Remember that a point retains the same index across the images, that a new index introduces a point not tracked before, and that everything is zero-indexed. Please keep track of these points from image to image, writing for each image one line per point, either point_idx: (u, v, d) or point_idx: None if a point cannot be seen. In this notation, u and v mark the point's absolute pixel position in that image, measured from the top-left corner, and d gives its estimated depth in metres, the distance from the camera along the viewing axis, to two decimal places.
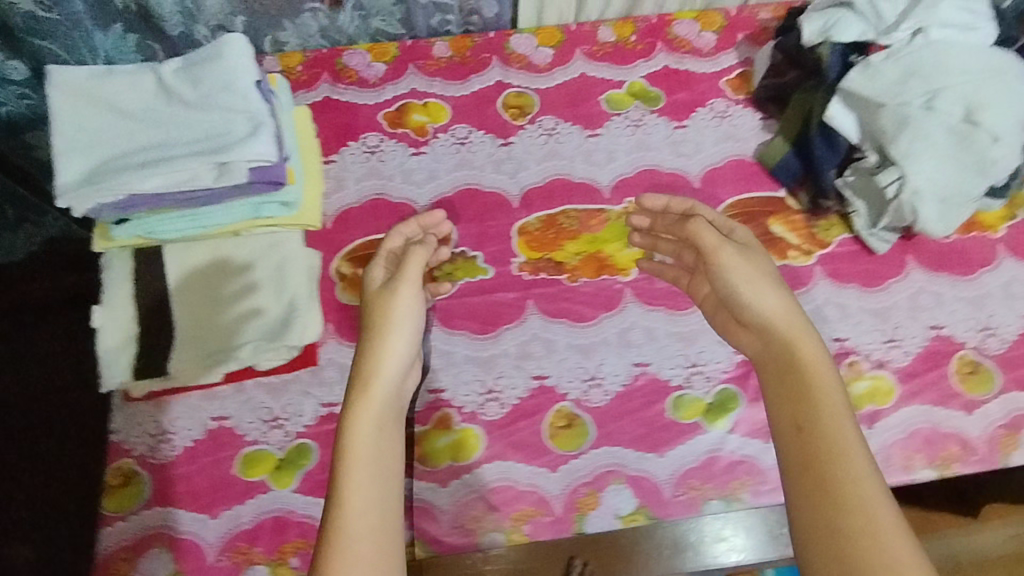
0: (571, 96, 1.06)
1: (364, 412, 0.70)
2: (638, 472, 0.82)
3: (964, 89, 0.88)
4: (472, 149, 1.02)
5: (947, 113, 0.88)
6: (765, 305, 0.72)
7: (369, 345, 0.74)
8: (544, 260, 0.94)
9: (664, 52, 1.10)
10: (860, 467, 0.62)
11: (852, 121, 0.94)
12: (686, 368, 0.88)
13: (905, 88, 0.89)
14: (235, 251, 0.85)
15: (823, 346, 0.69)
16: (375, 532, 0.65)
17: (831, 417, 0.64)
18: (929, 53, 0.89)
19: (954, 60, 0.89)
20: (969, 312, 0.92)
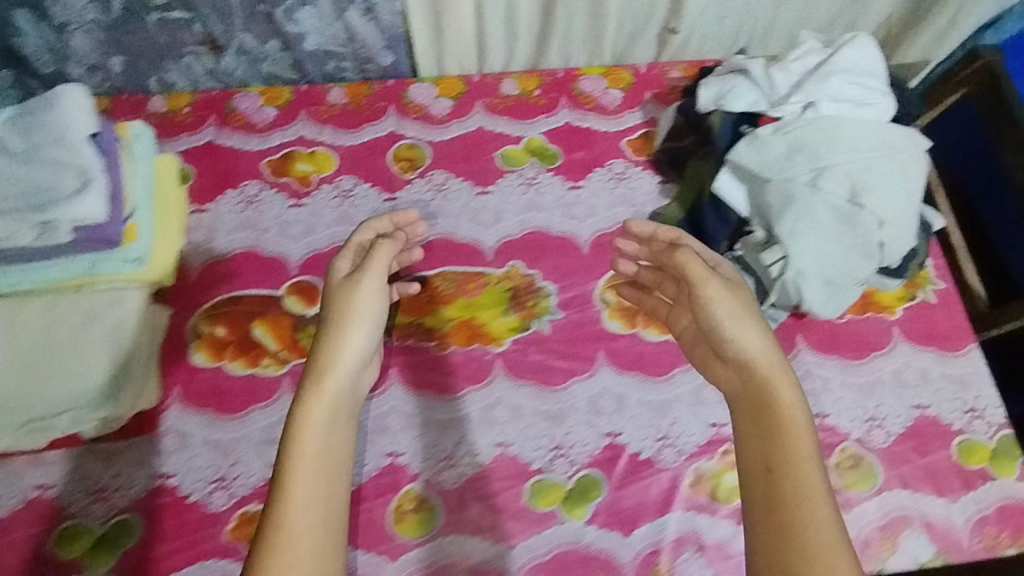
0: (465, 149, 1.03)
1: (319, 409, 0.65)
2: (481, 563, 0.78)
3: (852, 170, 0.85)
4: (354, 201, 0.98)
5: (834, 193, 0.85)
6: (745, 340, 0.68)
7: (330, 340, 0.71)
8: (414, 325, 0.90)
9: (567, 108, 1.07)
10: (828, 515, 0.57)
11: (740, 192, 0.90)
12: (549, 450, 0.84)
13: (793, 163, 0.86)
14: (66, 310, 0.80)
15: (799, 387, 0.64)
16: (314, 537, 0.58)
17: (800, 456, 0.60)
18: (817, 129, 0.86)
19: (843, 139, 0.86)
20: (857, 402, 0.88)
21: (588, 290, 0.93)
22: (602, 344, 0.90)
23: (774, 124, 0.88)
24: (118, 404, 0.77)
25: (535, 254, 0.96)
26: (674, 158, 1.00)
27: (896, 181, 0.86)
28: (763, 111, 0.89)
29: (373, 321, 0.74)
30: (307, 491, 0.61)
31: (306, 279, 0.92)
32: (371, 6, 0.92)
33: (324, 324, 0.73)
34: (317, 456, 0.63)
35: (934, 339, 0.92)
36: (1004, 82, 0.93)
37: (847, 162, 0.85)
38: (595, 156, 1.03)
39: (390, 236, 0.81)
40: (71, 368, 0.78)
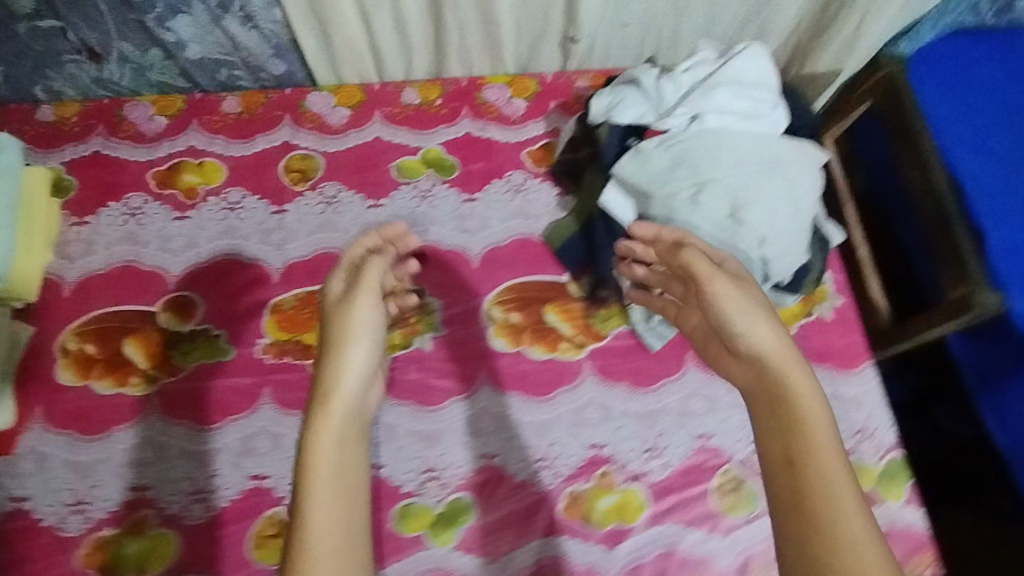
0: (360, 160, 1.01)
1: (331, 429, 0.61)
2: None
3: (734, 185, 0.82)
4: (241, 214, 0.97)
5: (716, 208, 0.82)
6: (756, 334, 0.64)
7: (337, 360, 0.66)
8: (292, 342, 0.88)
9: (468, 118, 1.04)
10: (857, 512, 0.53)
11: (628, 205, 0.87)
12: (420, 473, 0.82)
13: (674, 177, 0.83)
14: None
15: (815, 378, 0.61)
16: (345, 549, 0.55)
17: (824, 451, 0.56)
18: (701, 142, 0.83)
19: (726, 153, 0.83)
20: (743, 423, 0.86)
21: (474, 307, 0.91)
22: (483, 362, 0.88)
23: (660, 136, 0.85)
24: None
25: (424, 268, 0.94)
26: (571, 170, 0.97)
27: (781, 196, 0.83)
28: (649, 124, 0.86)
29: (375, 336, 0.69)
30: (328, 510, 0.57)
31: (184, 293, 0.90)
32: (249, 14, 0.90)
33: (324, 344, 0.67)
34: (345, 471, 0.59)
35: (827, 356, 0.90)
36: (903, 92, 0.90)
37: (730, 176, 0.82)
38: (492, 167, 1.01)
39: (383, 248, 0.74)
40: None
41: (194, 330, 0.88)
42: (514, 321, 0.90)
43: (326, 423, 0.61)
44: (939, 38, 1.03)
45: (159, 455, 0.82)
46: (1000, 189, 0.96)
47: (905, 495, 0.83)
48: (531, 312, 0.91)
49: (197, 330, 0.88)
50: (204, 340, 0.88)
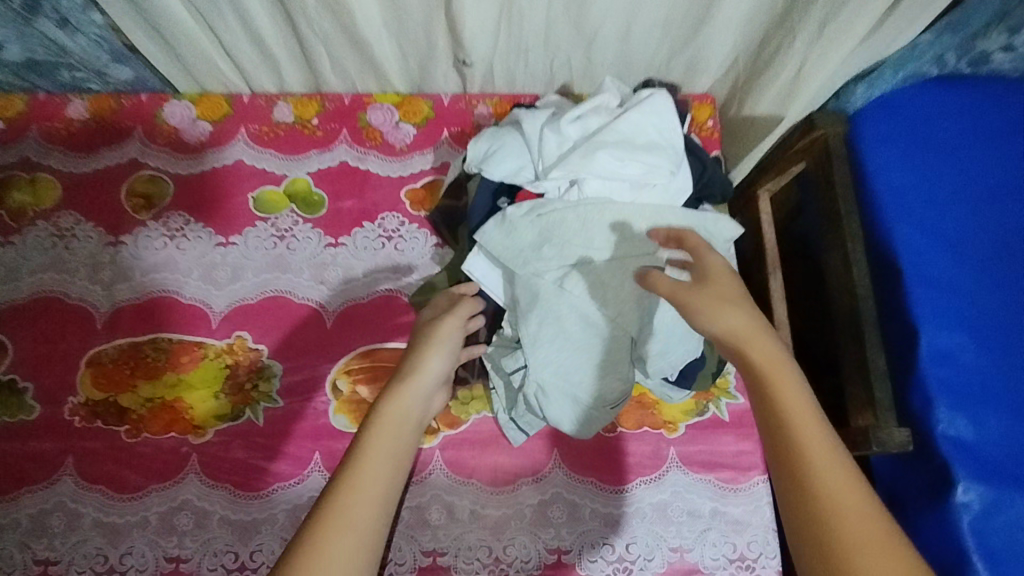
0: (216, 188, 0.89)
1: (398, 409, 0.60)
2: None
3: (609, 271, 0.69)
4: (70, 244, 0.85)
5: (588, 297, 0.69)
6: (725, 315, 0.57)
7: (416, 358, 0.65)
8: (106, 403, 0.78)
9: (346, 144, 0.92)
10: (849, 498, 0.47)
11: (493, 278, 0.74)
12: (228, 571, 0.72)
13: (540, 254, 0.69)
14: None
15: (778, 353, 0.54)
16: (378, 520, 0.52)
17: (809, 442, 0.50)
18: (577, 216, 0.69)
19: (604, 232, 0.70)
20: (609, 536, 0.74)
21: (319, 375, 0.80)
22: (318, 442, 0.77)
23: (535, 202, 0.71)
24: None
25: (268, 324, 0.82)
26: (449, 219, 0.85)
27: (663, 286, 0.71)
28: (524, 184, 0.73)
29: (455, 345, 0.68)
30: (375, 481, 0.54)
31: None
32: (63, 17, 0.78)
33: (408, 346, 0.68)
34: (394, 442, 0.57)
35: (716, 467, 0.78)
36: (835, 160, 0.77)
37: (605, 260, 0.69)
38: (365, 207, 0.89)
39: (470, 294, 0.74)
40: None
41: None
42: (358, 399, 0.79)
43: (397, 402, 0.60)
44: (901, 89, 0.88)
45: None
46: (945, 277, 0.81)
47: None
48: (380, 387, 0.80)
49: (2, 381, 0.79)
50: (9, 393, 0.78)
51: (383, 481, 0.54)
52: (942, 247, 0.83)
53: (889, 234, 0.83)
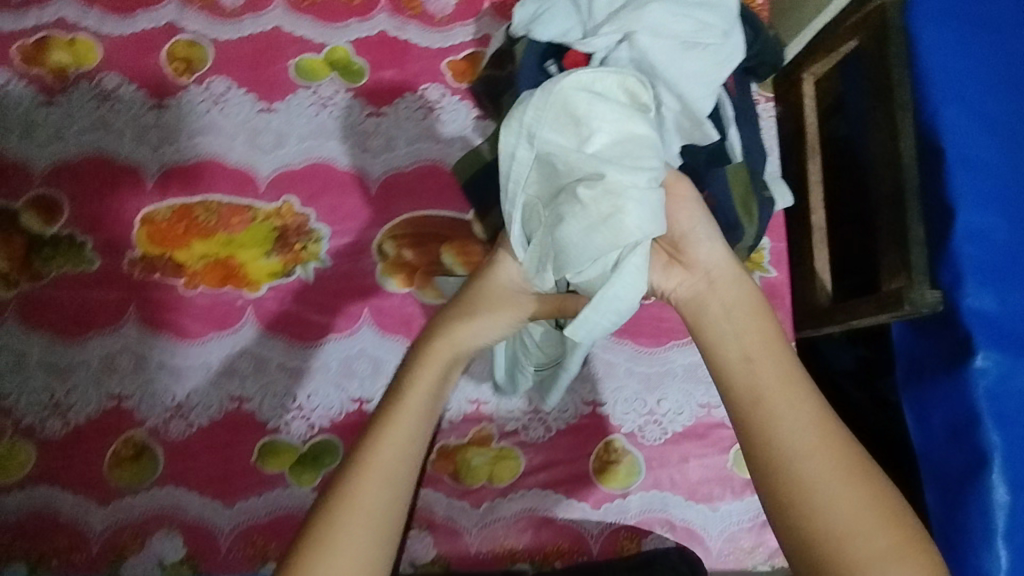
0: (256, 53, 0.88)
1: (427, 376, 0.60)
2: (193, 518, 0.74)
3: (637, 148, 0.56)
4: (114, 106, 0.85)
5: (639, 188, 0.54)
6: (708, 260, 0.62)
7: (458, 323, 0.62)
8: (162, 258, 0.81)
9: (385, 13, 0.90)
10: (811, 437, 0.56)
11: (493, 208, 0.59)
12: (288, 410, 0.78)
13: (556, 156, 0.56)
14: None
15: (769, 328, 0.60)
16: (400, 492, 0.55)
17: (779, 401, 0.57)
18: (589, 99, 0.55)
19: (627, 112, 0.56)
20: (642, 392, 0.80)
21: (365, 238, 0.83)
22: (367, 299, 0.81)
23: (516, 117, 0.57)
24: None
25: (314, 189, 0.84)
26: (491, 89, 0.84)
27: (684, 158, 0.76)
28: (570, 43, 0.73)
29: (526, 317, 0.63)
30: (401, 449, 0.57)
31: (50, 192, 0.82)
32: None
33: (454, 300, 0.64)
34: (411, 428, 0.57)
35: None
36: (892, 33, 0.76)
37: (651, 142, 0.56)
38: (406, 78, 0.88)
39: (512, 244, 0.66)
40: None
41: (58, 236, 0.81)
42: (402, 262, 0.82)
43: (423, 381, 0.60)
44: None
45: (15, 362, 0.77)
46: (987, 162, 0.81)
47: None
48: (425, 252, 0.82)
49: (61, 236, 0.81)
50: (68, 246, 0.81)
51: (398, 477, 0.56)
52: (987, 129, 0.82)
53: (933, 118, 0.83)
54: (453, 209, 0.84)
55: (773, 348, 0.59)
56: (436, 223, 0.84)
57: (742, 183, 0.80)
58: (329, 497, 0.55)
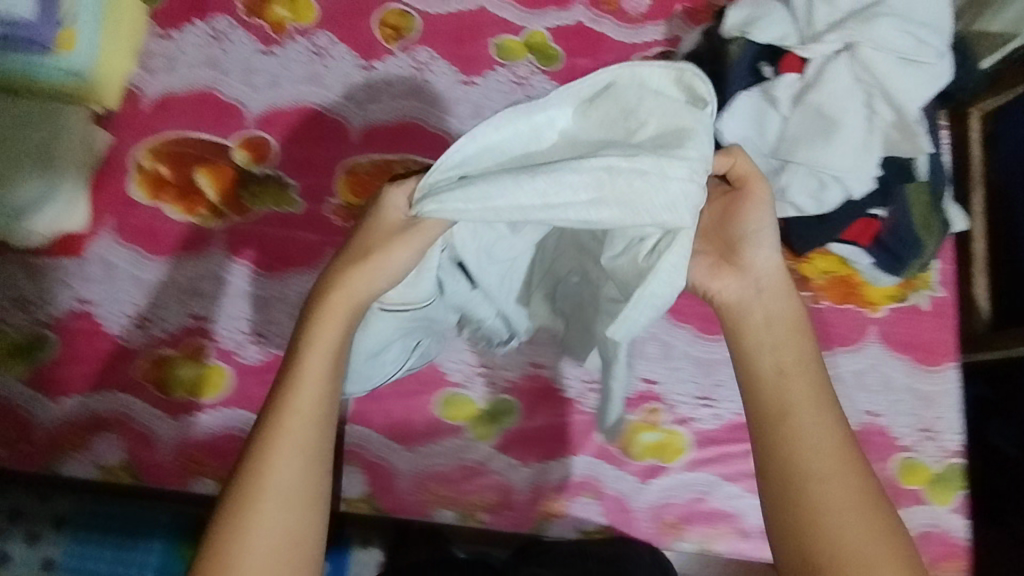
0: (460, 29, 0.91)
1: (328, 333, 0.56)
2: (376, 458, 0.79)
3: (684, 136, 0.53)
4: (323, 62, 0.89)
5: (665, 171, 0.51)
6: (761, 266, 0.60)
7: (353, 271, 0.57)
8: (361, 208, 0.85)
9: (585, 4, 0.93)
10: (830, 457, 0.55)
11: (480, 148, 0.55)
12: (471, 366, 0.81)
13: (604, 139, 0.56)
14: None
15: (806, 342, 0.58)
16: (314, 463, 0.54)
17: (800, 412, 0.56)
18: (643, 94, 0.55)
19: (681, 106, 0.55)
20: None
21: None
22: None
23: (568, 90, 0.56)
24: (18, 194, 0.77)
25: None
26: None
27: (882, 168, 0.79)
28: (789, 48, 0.77)
29: (431, 242, 0.59)
30: (304, 420, 0.54)
31: (261, 134, 0.86)
32: None
33: (344, 248, 0.59)
34: (314, 397, 0.55)
35: (911, 348, 0.86)
36: None
37: (698, 137, 0.53)
38: (600, 67, 0.91)
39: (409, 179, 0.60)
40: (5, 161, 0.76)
41: (265, 175, 0.84)
42: None
43: (318, 347, 0.56)
44: None
45: (218, 289, 0.80)
46: None
47: (955, 502, 0.82)
48: None
49: (269, 175, 0.84)
50: (274, 186, 0.84)
51: (291, 445, 0.53)
52: None
53: None
54: None
55: (808, 359, 0.58)
56: None
57: (924, 202, 0.82)
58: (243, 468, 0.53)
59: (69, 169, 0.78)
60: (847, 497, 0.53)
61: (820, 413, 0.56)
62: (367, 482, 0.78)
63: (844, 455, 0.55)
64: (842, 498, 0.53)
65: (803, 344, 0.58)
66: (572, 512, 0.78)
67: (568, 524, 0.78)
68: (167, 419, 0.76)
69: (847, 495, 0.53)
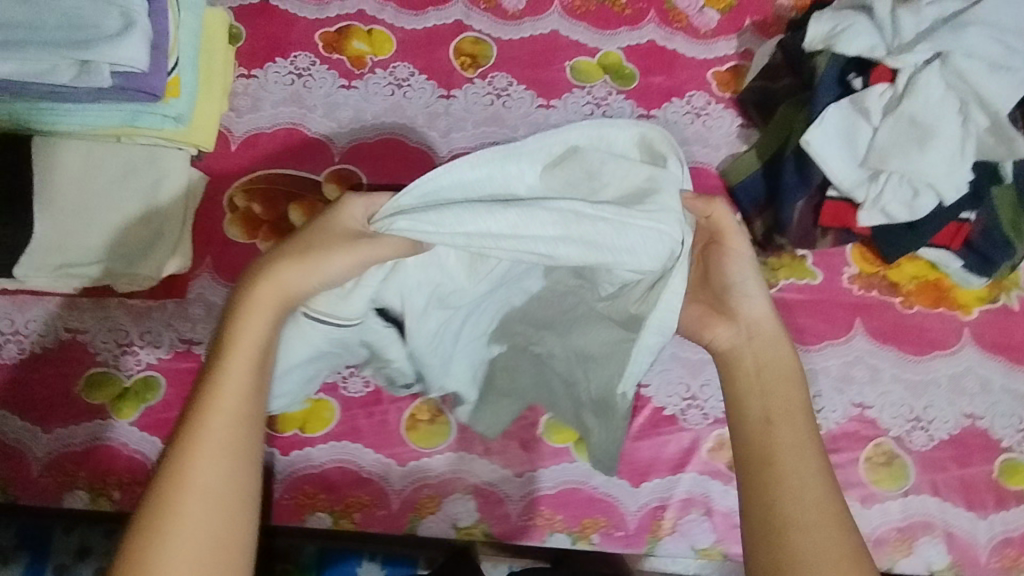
0: (536, 54, 0.93)
1: (252, 325, 0.57)
2: (485, 483, 0.77)
3: (643, 193, 0.62)
4: (404, 93, 0.90)
5: (628, 216, 0.59)
6: (750, 315, 0.64)
7: (290, 263, 0.59)
8: None
9: (655, 24, 0.95)
10: (816, 511, 0.55)
11: (454, 182, 0.62)
12: None
13: (569, 185, 0.65)
14: (89, 162, 0.76)
15: (801, 395, 0.60)
16: (235, 462, 0.53)
17: (789, 460, 0.57)
18: (604, 158, 0.64)
19: (639, 166, 0.63)
20: (908, 398, 0.83)
21: None
22: None
23: (538, 152, 0.65)
24: (121, 241, 0.76)
25: None
26: (762, 100, 0.90)
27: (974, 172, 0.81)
28: (879, 59, 0.79)
29: (376, 259, 0.61)
30: (228, 416, 0.54)
31: (347, 167, 0.86)
32: None
33: (282, 244, 0.61)
34: (238, 393, 0.54)
35: (1006, 349, 0.85)
36: None
37: (659, 194, 0.61)
38: (675, 84, 0.92)
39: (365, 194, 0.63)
40: (110, 208, 0.76)
41: None
42: None
43: (237, 343, 0.56)
44: None
45: None
46: None
47: None
48: None
49: None
50: None
51: (220, 442, 0.53)
52: None
53: None
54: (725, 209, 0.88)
55: (802, 410, 0.60)
56: None
57: (1011, 204, 0.82)
58: (163, 460, 0.53)
59: (172, 212, 0.78)
60: (831, 553, 0.53)
61: (808, 466, 0.57)
62: (477, 508, 0.77)
63: (832, 513, 0.55)
64: (824, 553, 0.53)
65: (796, 393, 0.60)
66: (683, 531, 0.77)
67: (681, 543, 0.77)
68: (279, 456, 0.76)
69: (831, 550, 0.53)
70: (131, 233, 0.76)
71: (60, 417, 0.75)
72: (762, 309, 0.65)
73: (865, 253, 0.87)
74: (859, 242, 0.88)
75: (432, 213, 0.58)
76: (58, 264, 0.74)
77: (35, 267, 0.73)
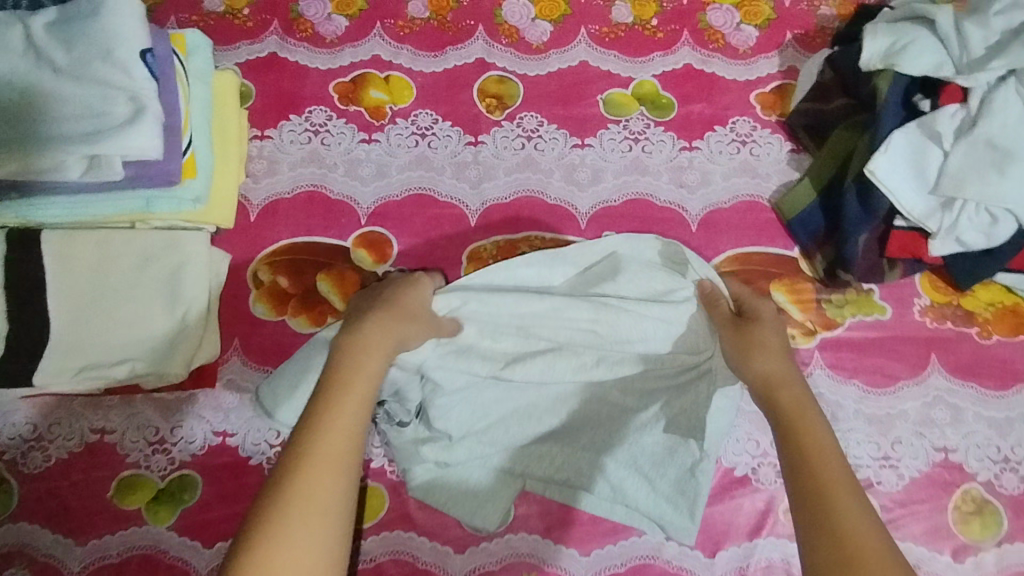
0: (566, 89, 0.87)
1: (360, 390, 0.60)
2: (548, 565, 0.72)
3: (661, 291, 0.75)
4: (429, 142, 0.84)
5: (647, 309, 0.73)
6: (768, 365, 0.68)
7: (391, 322, 0.66)
8: None
9: (689, 46, 0.89)
10: (870, 540, 0.54)
11: (509, 274, 0.75)
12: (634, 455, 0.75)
13: (600, 277, 0.77)
14: (102, 252, 0.71)
15: (827, 432, 0.62)
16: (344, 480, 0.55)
17: (833, 491, 0.57)
18: (634, 256, 0.77)
19: (661, 269, 0.76)
20: (996, 439, 0.76)
21: None
22: None
23: (577, 254, 0.76)
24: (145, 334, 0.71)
25: (634, 226, 0.82)
26: (813, 123, 0.83)
27: None
28: (946, 79, 0.73)
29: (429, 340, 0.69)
30: (342, 434, 0.57)
31: (376, 230, 0.81)
32: None
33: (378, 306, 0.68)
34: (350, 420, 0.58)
35: None
36: None
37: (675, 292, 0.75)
38: (716, 110, 0.86)
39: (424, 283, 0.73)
40: (130, 300, 0.71)
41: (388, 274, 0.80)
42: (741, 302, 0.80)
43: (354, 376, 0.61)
44: None
45: None
46: None
47: None
48: (759, 290, 0.80)
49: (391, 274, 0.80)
50: None
51: (335, 458, 0.55)
52: None
53: None
54: (781, 246, 0.82)
55: (831, 444, 0.61)
56: (763, 265, 0.81)
57: None
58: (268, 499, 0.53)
59: (195, 298, 0.73)
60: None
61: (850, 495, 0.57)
62: None
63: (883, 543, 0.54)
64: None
65: (818, 426, 0.62)
66: None
67: None
68: None
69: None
70: (155, 325, 0.71)
71: (95, 527, 0.71)
72: (777, 358, 0.68)
73: (936, 282, 0.81)
74: (928, 270, 0.81)
75: (491, 301, 0.72)
76: (80, 365, 0.69)
77: (55, 372, 0.69)
